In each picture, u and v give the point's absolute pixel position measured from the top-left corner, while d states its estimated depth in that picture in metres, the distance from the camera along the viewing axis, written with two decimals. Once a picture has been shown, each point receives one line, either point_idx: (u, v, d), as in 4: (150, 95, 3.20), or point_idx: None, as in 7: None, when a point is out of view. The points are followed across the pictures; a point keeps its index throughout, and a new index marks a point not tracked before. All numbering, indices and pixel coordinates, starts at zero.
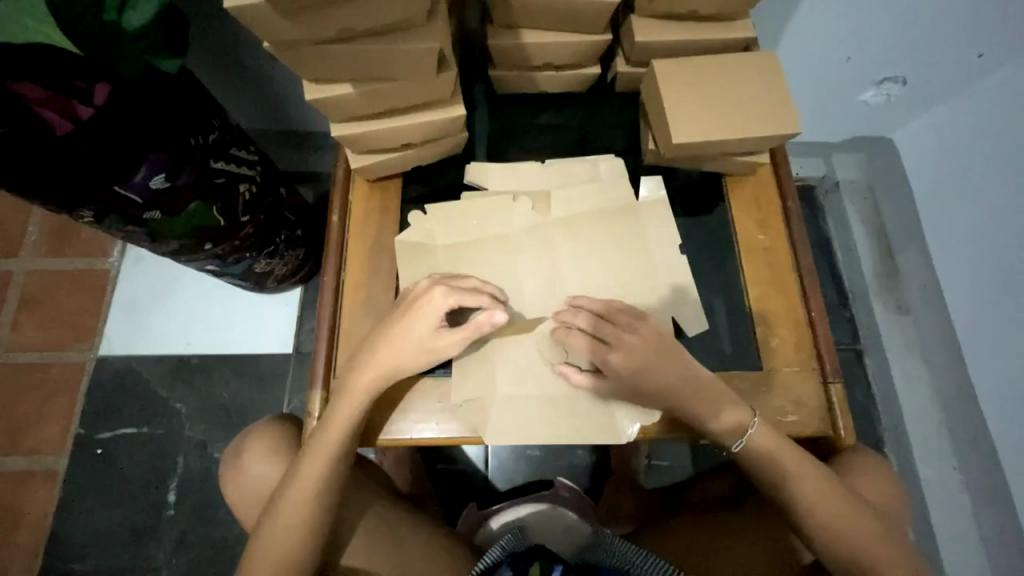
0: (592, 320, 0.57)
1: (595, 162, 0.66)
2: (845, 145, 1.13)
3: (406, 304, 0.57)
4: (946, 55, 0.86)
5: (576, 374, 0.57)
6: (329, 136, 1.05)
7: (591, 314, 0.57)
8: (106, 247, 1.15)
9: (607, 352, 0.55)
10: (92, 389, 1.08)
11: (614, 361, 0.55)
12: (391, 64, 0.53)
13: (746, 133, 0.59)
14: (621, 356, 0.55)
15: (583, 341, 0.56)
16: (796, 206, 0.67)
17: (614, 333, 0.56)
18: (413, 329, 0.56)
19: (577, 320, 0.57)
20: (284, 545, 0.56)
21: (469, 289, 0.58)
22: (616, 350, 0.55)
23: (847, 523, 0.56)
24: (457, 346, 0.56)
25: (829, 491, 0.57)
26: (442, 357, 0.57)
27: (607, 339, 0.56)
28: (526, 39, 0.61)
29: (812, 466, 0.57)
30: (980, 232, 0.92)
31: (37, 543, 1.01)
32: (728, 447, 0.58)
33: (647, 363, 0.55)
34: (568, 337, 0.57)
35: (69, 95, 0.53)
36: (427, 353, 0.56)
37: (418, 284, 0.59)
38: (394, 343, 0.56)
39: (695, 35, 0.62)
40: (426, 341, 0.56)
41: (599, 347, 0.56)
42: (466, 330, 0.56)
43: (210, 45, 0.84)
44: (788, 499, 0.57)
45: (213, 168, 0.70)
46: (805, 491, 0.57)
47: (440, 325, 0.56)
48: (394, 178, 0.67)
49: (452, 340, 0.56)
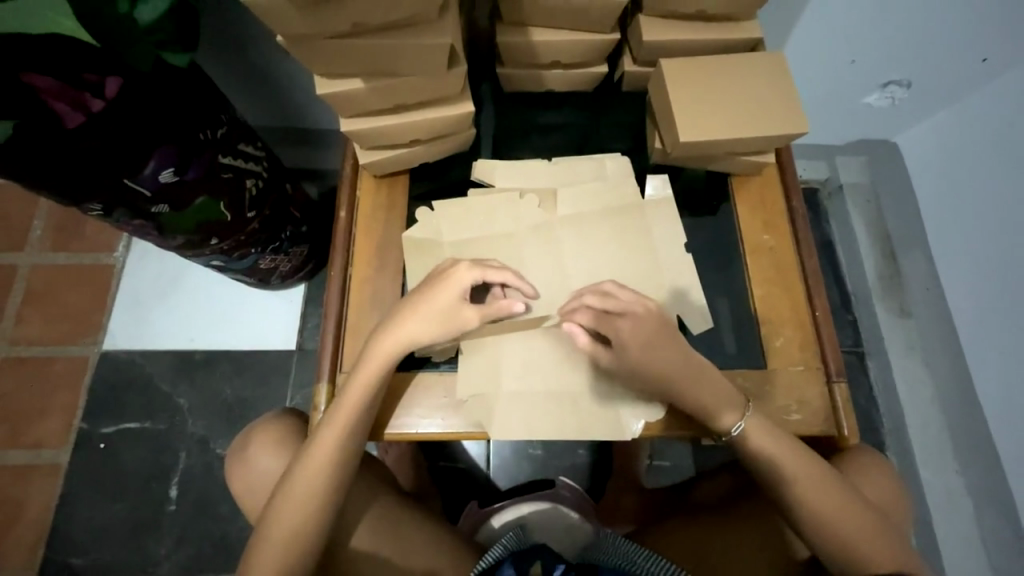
0: (601, 297, 0.56)
1: (602, 160, 0.67)
2: (850, 148, 1.13)
3: (431, 277, 0.58)
4: (950, 58, 0.87)
5: (583, 337, 0.55)
6: (336, 134, 1.06)
7: (600, 293, 0.56)
8: (111, 242, 1.15)
9: (617, 321, 0.55)
10: (95, 384, 1.08)
11: (623, 331, 0.54)
12: (402, 60, 0.53)
13: (752, 133, 0.59)
14: (631, 326, 0.54)
15: (591, 316, 0.56)
16: (801, 206, 0.67)
17: (622, 303, 0.55)
18: (433, 298, 0.56)
19: (585, 298, 0.56)
20: (288, 538, 0.56)
21: (494, 265, 0.58)
22: (628, 318, 0.54)
23: (849, 523, 0.56)
24: (476, 319, 0.56)
25: (832, 492, 0.57)
26: (458, 327, 0.56)
27: (614, 311, 0.55)
28: (534, 37, 0.62)
29: (816, 468, 0.57)
30: (982, 236, 0.93)
31: (39, 536, 1.01)
32: (727, 430, 0.57)
33: (655, 334, 0.54)
34: (575, 313, 0.56)
35: (81, 87, 0.53)
36: (443, 324, 0.56)
37: (444, 263, 0.59)
38: (416, 311, 0.56)
39: (703, 35, 0.62)
40: (444, 307, 0.56)
41: (606, 316, 0.55)
42: (486, 308, 0.56)
43: (221, 40, 0.84)
44: (792, 498, 0.57)
45: (221, 163, 0.70)
46: (809, 492, 0.56)
47: (463, 296, 0.56)
48: (402, 174, 0.68)
49: (472, 313, 0.56)
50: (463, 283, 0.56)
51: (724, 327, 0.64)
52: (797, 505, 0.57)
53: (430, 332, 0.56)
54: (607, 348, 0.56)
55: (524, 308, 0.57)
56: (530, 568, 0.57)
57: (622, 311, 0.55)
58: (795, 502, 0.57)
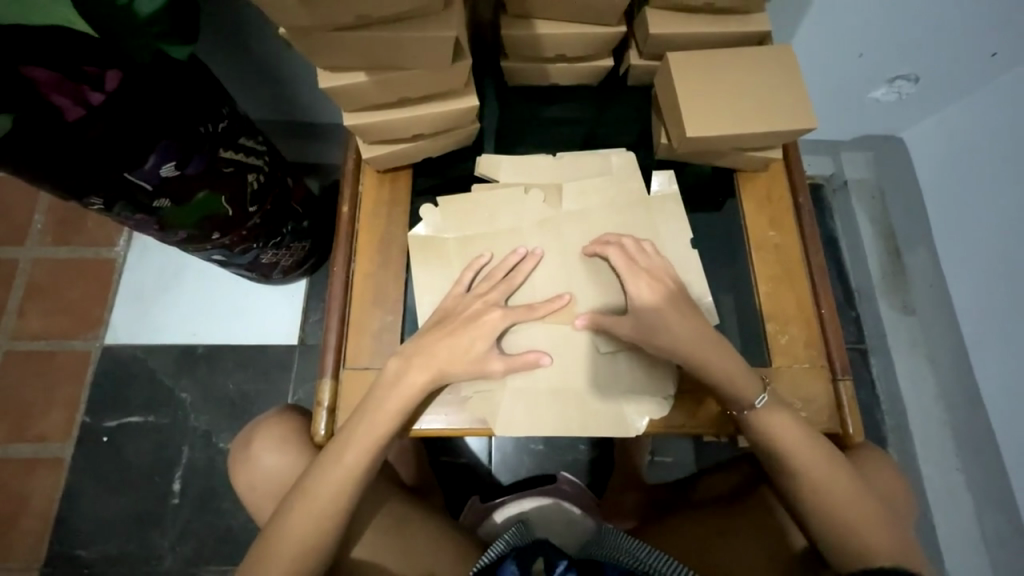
0: (638, 248, 0.60)
1: (607, 156, 0.66)
2: (855, 144, 1.13)
3: (458, 320, 0.58)
4: (957, 55, 0.86)
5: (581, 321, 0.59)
6: (338, 127, 1.05)
7: (637, 241, 0.60)
8: (112, 236, 1.15)
9: (637, 278, 0.58)
10: (97, 378, 1.08)
11: (641, 289, 0.58)
12: (406, 54, 0.52)
13: (762, 127, 0.59)
14: (650, 284, 0.58)
15: (620, 256, 0.59)
16: (808, 203, 0.66)
17: (648, 261, 0.59)
18: (459, 338, 0.57)
19: (624, 240, 0.60)
20: (296, 533, 0.56)
21: (503, 283, 0.60)
22: (646, 275, 0.58)
23: (857, 515, 0.56)
24: (499, 369, 0.57)
25: (843, 484, 0.56)
26: (485, 372, 0.57)
27: (640, 263, 0.59)
28: (540, 29, 0.60)
29: (830, 460, 0.57)
30: (988, 233, 0.92)
31: (44, 528, 1.01)
32: (751, 401, 0.57)
33: (667, 289, 0.58)
34: (607, 249, 0.60)
35: (80, 81, 0.52)
36: (466, 365, 0.57)
37: (464, 297, 0.60)
38: (437, 346, 0.57)
39: (709, 28, 0.61)
40: (473, 352, 0.57)
41: (634, 268, 0.58)
42: (510, 359, 0.57)
43: (221, 34, 0.83)
44: (803, 489, 0.57)
45: (222, 157, 0.70)
46: (820, 482, 0.56)
47: (490, 346, 0.57)
48: (405, 169, 0.67)
49: (498, 362, 0.57)
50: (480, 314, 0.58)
51: (727, 322, 0.65)
52: (807, 495, 0.57)
53: (455, 369, 0.57)
54: (622, 316, 0.59)
55: (547, 362, 0.58)
56: (532, 566, 0.57)
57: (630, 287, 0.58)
58: (804, 492, 0.57)
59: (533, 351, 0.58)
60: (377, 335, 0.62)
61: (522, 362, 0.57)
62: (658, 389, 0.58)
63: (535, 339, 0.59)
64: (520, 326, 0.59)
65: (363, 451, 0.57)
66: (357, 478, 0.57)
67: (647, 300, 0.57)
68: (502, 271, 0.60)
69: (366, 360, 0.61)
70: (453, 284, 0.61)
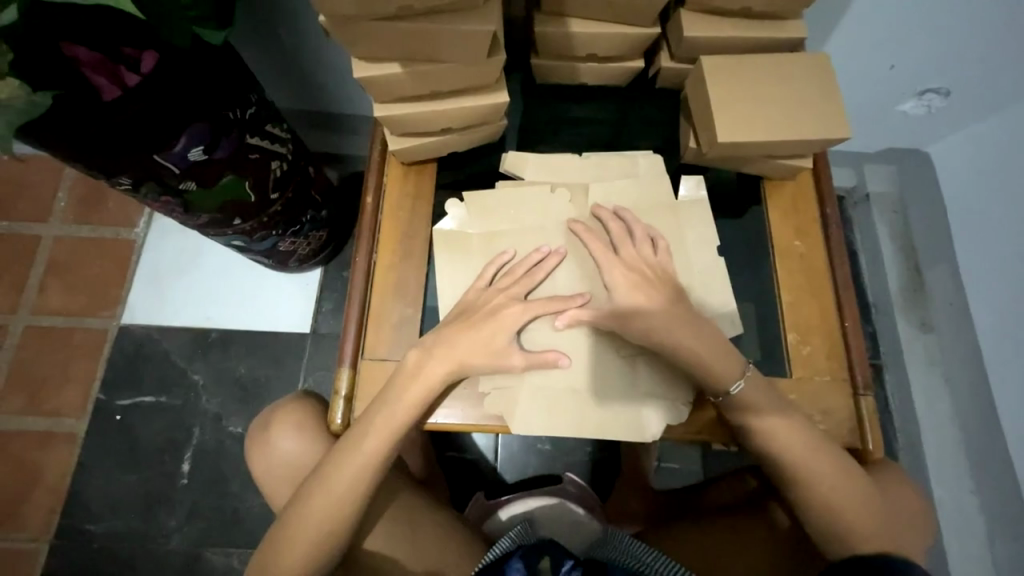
0: (624, 231, 0.61)
1: (634, 157, 0.65)
2: (878, 156, 1.11)
3: (477, 316, 0.59)
4: (993, 70, 0.84)
5: (561, 317, 0.58)
6: (361, 119, 1.06)
7: (625, 224, 0.62)
8: (133, 218, 1.16)
9: (612, 267, 0.59)
10: (113, 356, 1.10)
11: (614, 278, 0.59)
12: (443, 46, 0.52)
13: (794, 136, 0.58)
14: (624, 274, 0.59)
15: (599, 243, 0.60)
16: (835, 214, 0.66)
17: (629, 247, 0.60)
18: (480, 333, 0.58)
19: (611, 222, 0.61)
20: (314, 516, 0.57)
21: (525, 281, 0.60)
22: (622, 264, 0.59)
23: (865, 520, 0.56)
24: (519, 366, 0.57)
25: (866, 492, 0.56)
26: (504, 369, 0.57)
27: (620, 252, 0.60)
28: (574, 28, 0.60)
29: (849, 465, 0.56)
30: (1013, 253, 0.90)
31: (55, 501, 1.03)
32: (726, 388, 0.56)
33: (643, 278, 0.59)
34: (588, 234, 0.61)
35: (118, 61, 0.54)
36: (489, 361, 0.57)
37: (485, 293, 0.60)
38: (457, 341, 0.58)
39: (745, 33, 0.60)
40: (495, 347, 0.57)
41: (610, 256, 0.60)
42: (531, 355, 0.57)
43: (251, 23, 0.83)
44: (812, 501, 0.56)
45: (248, 144, 0.70)
46: (833, 496, 0.56)
47: (511, 342, 0.58)
48: (430, 163, 0.68)
49: (518, 357, 0.57)
50: (501, 313, 0.58)
51: (747, 334, 0.64)
52: (824, 509, 0.56)
53: (476, 365, 0.58)
54: (589, 304, 0.59)
55: (565, 364, 0.57)
56: (540, 564, 0.57)
57: (652, 290, 0.58)
58: (823, 506, 0.56)
59: (553, 351, 0.58)
60: (397, 327, 0.62)
61: (544, 360, 0.57)
62: (677, 394, 0.58)
63: (556, 341, 0.59)
64: (537, 322, 0.59)
65: (382, 440, 0.57)
66: (374, 467, 0.58)
67: (629, 290, 0.58)
68: (524, 269, 0.60)
69: (385, 352, 0.62)
70: (474, 281, 0.61)
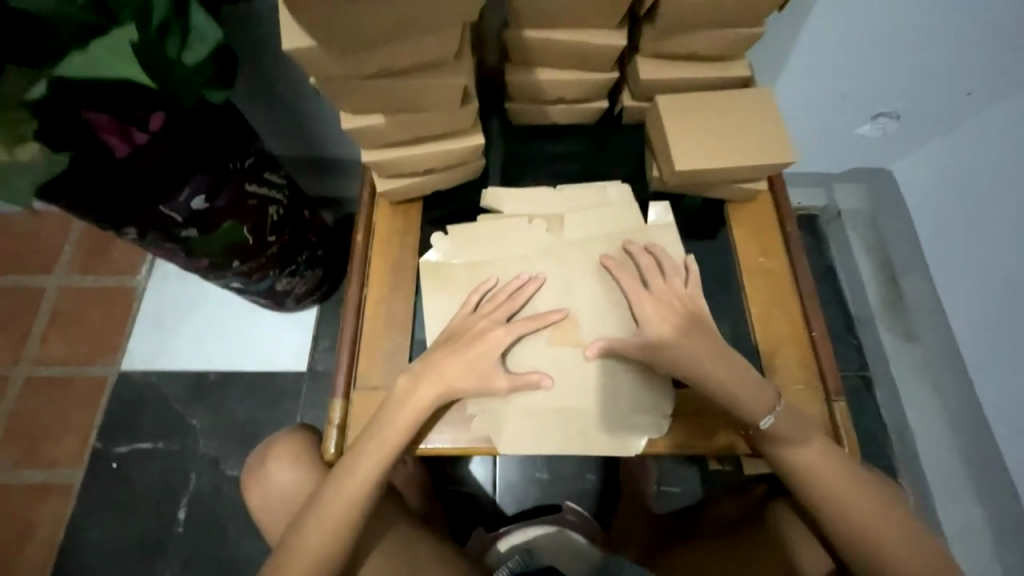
0: (654, 263, 0.65)
1: (604, 187, 0.70)
2: (845, 176, 1.16)
3: (463, 340, 0.62)
4: (940, 92, 0.91)
5: (594, 350, 0.61)
6: (354, 163, 1.12)
7: (654, 259, 0.65)
8: (134, 266, 1.21)
9: (643, 300, 0.62)
10: (112, 403, 1.11)
11: (645, 310, 0.61)
12: (419, 98, 0.59)
13: (747, 162, 0.63)
14: (654, 307, 0.62)
15: (630, 279, 0.63)
16: (796, 231, 0.70)
17: (657, 280, 0.64)
18: (466, 357, 0.60)
19: (640, 257, 0.65)
20: (310, 546, 0.57)
21: (506, 305, 0.63)
22: (652, 297, 0.62)
23: (868, 512, 0.58)
24: (505, 388, 0.60)
25: (863, 492, 0.58)
26: (487, 391, 0.60)
27: (650, 286, 0.63)
28: (541, 76, 0.67)
29: (832, 458, 0.59)
30: (982, 260, 0.94)
31: (48, 557, 1.01)
32: (757, 421, 0.58)
33: (672, 311, 0.61)
34: (620, 270, 0.64)
35: (130, 122, 0.59)
36: (474, 384, 0.60)
37: (470, 319, 0.63)
38: (444, 368, 0.60)
39: (696, 73, 0.67)
40: (480, 370, 0.60)
41: (641, 290, 0.63)
42: (515, 377, 0.60)
43: (253, 81, 0.91)
44: (815, 490, 0.59)
45: (247, 191, 0.75)
46: (847, 488, 0.58)
47: (496, 365, 0.60)
48: (416, 201, 0.73)
49: (503, 380, 0.60)
50: (486, 338, 0.61)
51: None
52: (833, 501, 0.58)
53: (464, 387, 0.60)
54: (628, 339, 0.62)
55: (548, 384, 0.60)
56: None
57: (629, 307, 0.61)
58: (838, 499, 0.58)
59: (536, 372, 0.60)
60: (388, 356, 0.65)
61: (529, 380, 0.60)
62: (655, 408, 0.60)
63: (538, 363, 0.62)
64: (519, 343, 0.62)
65: (376, 467, 0.59)
66: (367, 495, 0.59)
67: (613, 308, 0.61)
68: (506, 295, 0.64)
69: (377, 380, 0.64)
70: (459, 309, 0.65)
